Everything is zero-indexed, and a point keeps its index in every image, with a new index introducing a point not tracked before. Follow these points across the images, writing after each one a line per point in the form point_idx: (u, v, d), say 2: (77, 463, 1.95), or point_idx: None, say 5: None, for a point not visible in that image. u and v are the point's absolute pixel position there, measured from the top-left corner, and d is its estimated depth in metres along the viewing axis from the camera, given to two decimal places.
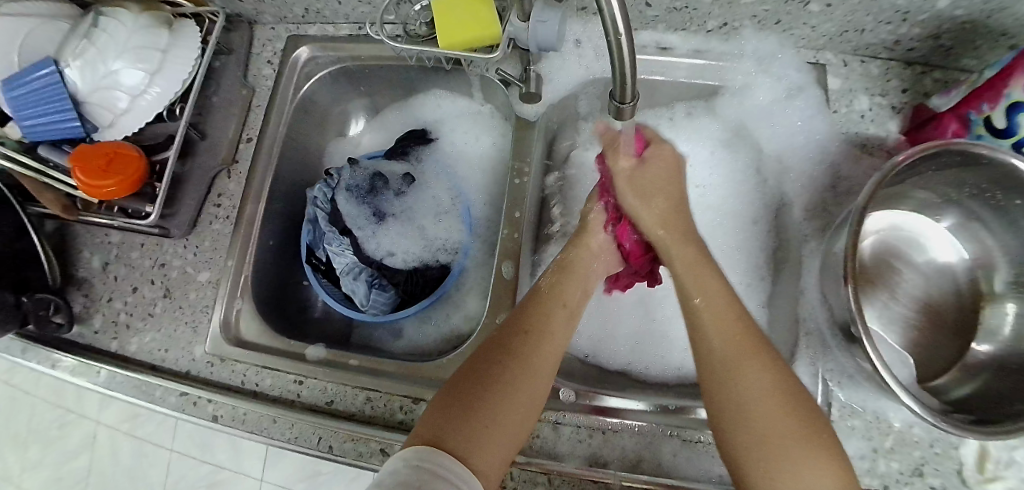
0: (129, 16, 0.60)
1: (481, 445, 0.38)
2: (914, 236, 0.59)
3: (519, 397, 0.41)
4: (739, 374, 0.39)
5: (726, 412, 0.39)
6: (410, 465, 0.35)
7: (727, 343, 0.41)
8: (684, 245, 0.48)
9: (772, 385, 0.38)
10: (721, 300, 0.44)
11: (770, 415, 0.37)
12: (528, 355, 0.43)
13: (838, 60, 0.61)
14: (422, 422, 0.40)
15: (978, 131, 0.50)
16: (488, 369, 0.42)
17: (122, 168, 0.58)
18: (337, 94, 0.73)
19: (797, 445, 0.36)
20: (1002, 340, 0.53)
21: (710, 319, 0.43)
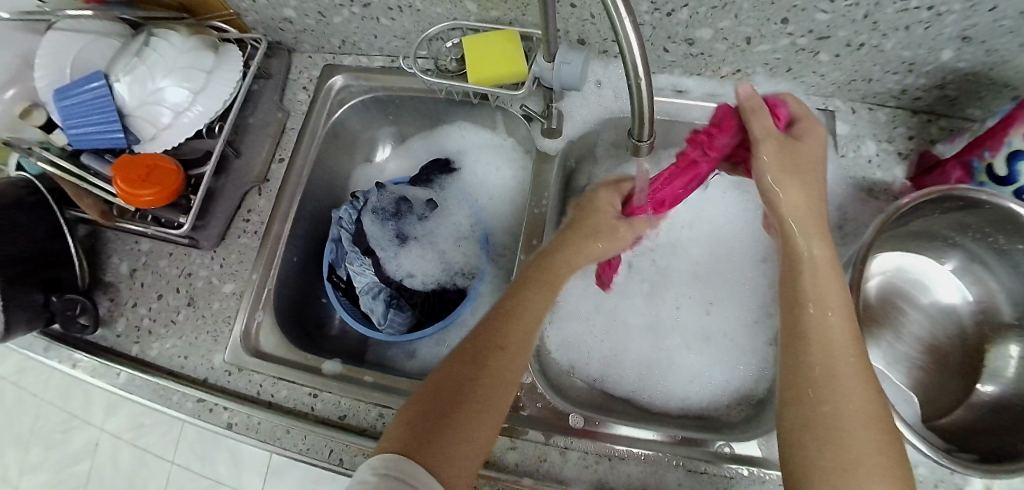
0: (178, 38, 0.64)
1: (451, 454, 0.40)
2: (919, 278, 0.61)
3: (488, 407, 0.43)
4: (841, 391, 0.39)
5: (815, 424, 0.38)
6: (377, 472, 0.37)
7: (830, 358, 0.40)
8: (823, 245, 0.45)
9: (871, 414, 0.38)
10: (842, 314, 0.42)
11: (863, 440, 0.37)
12: (497, 363, 0.45)
13: (847, 107, 0.64)
14: (395, 428, 0.42)
15: (981, 178, 0.52)
16: (462, 378, 0.44)
17: (161, 179, 0.61)
18: (367, 120, 0.77)
19: (880, 476, 0.35)
20: (1007, 381, 0.54)
21: (822, 327, 0.41)
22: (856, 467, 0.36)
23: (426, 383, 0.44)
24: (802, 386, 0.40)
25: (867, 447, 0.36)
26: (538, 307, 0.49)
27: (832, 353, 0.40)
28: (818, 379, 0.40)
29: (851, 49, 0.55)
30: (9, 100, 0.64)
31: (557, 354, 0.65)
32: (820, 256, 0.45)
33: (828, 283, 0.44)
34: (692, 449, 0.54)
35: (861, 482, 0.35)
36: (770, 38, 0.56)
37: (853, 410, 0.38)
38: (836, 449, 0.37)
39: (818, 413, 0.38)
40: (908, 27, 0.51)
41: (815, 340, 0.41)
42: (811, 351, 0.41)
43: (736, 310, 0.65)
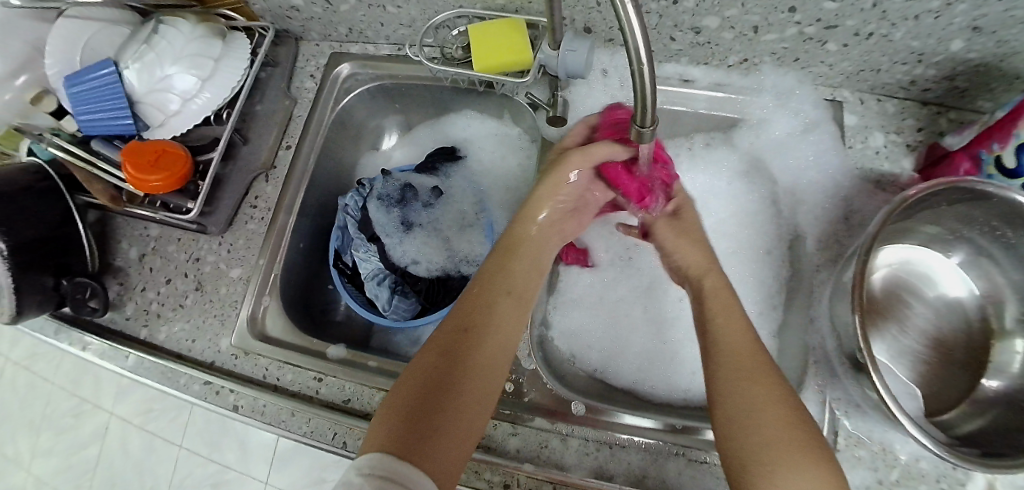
0: (186, 25, 0.64)
1: (439, 446, 0.40)
2: (926, 272, 0.60)
3: (471, 395, 0.44)
4: (743, 382, 0.42)
5: (730, 416, 0.41)
6: (363, 472, 0.36)
7: (736, 357, 0.44)
8: (712, 275, 0.54)
9: (777, 397, 0.41)
10: (737, 320, 0.48)
11: (770, 421, 0.39)
12: (469, 352, 0.47)
13: (855, 98, 0.64)
14: (377, 430, 0.41)
15: (990, 170, 0.52)
16: (441, 372, 0.45)
17: (169, 165, 0.62)
18: (373, 109, 0.78)
19: (798, 453, 0.37)
20: (1012, 375, 0.53)
21: (727, 333, 0.47)
22: (772, 449, 0.38)
23: (400, 382, 0.45)
24: (716, 384, 0.44)
25: (782, 424, 0.39)
26: (502, 291, 0.52)
27: (736, 352, 0.45)
28: (728, 375, 0.43)
29: (860, 38, 0.55)
30: (20, 87, 0.65)
31: (559, 343, 0.66)
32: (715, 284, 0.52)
33: (724, 302, 0.50)
34: (692, 437, 0.54)
35: (777, 461, 0.37)
36: (778, 27, 0.56)
37: (757, 397, 0.41)
38: (751, 433, 0.39)
39: (730, 406, 0.42)
40: (918, 16, 0.50)
41: (720, 346, 0.46)
42: (719, 354, 0.46)
43: None
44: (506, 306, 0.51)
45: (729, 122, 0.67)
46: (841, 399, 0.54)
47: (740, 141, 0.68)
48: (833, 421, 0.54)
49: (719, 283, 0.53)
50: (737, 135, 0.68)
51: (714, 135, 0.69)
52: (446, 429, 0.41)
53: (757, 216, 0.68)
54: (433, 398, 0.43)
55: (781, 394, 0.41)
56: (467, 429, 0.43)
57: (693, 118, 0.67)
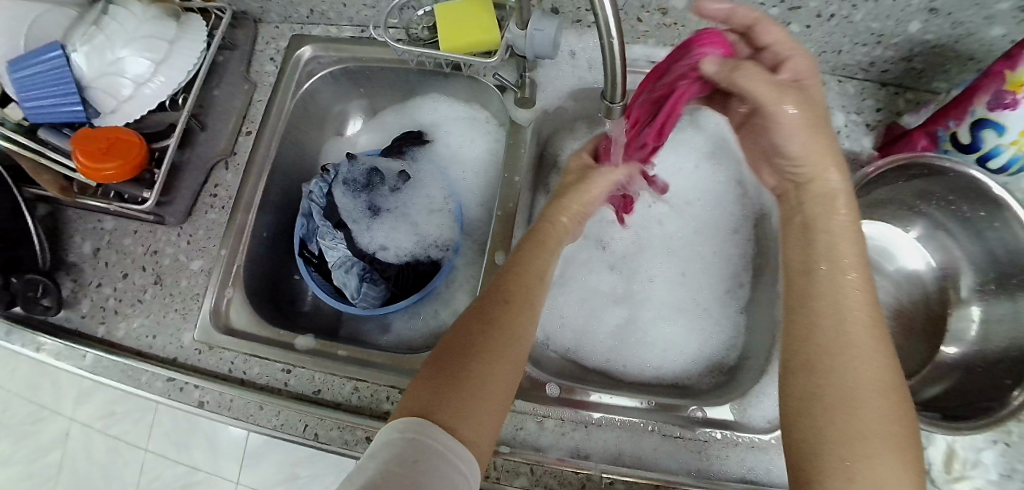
0: (138, 6, 0.61)
1: (474, 415, 0.40)
2: (886, 247, 0.62)
3: (507, 366, 0.43)
4: (845, 360, 0.39)
5: (825, 394, 0.39)
6: (405, 437, 0.37)
7: (842, 329, 0.41)
8: (842, 209, 0.46)
9: (882, 384, 0.38)
10: (860, 280, 0.43)
11: (868, 408, 0.37)
12: (507, 318, 0.46)
13: (817, 79, 0.65)
14: (409, 398, 0.41)
15: (945, 146, 0.53)
16: (475, 339, 0.44)
17: (124, 152, 0.59)
18: (337, 93, 0.75)
19: (886, 448, 0.36)
20: (968, 343, 0.56)
21: (837, 294, 0.42)
22: (866, 441, 0.36)
23: (436, 350, 0.44)
24: (812, 355, 0.41)
25: (880, 416, 0.37)
26: (537, 268, 0.51)
27: (846, 325, 0.41)
28: (827, 347, 0.41)
29: (823, 19, 0.56)
30: None
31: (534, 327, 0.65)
32: (832, 224, 0.46)
33: (845, 251, 0.44)
34: (668, 414, 0.55)
35: (862, 452, 0.36)
36: None
37: (861, 378, 0.39)
38: (845, 418, 0.37)
39: (828, 384, 0.39)
40: None
41: (819, 310, 0.43)
42: (821, 323, 0.42)
43: (709, 281, 0.66)
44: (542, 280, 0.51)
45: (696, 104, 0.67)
46: None
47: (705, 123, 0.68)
48: None
49: (849, 220, 0.46)
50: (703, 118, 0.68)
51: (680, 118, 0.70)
52: (480, 400, 0.41)
53: (725, 197, 0.69)
54: (464, 368, 0.42)
55: (887, 382, 0.39)
56: (503, 399, 0.42)
57: None
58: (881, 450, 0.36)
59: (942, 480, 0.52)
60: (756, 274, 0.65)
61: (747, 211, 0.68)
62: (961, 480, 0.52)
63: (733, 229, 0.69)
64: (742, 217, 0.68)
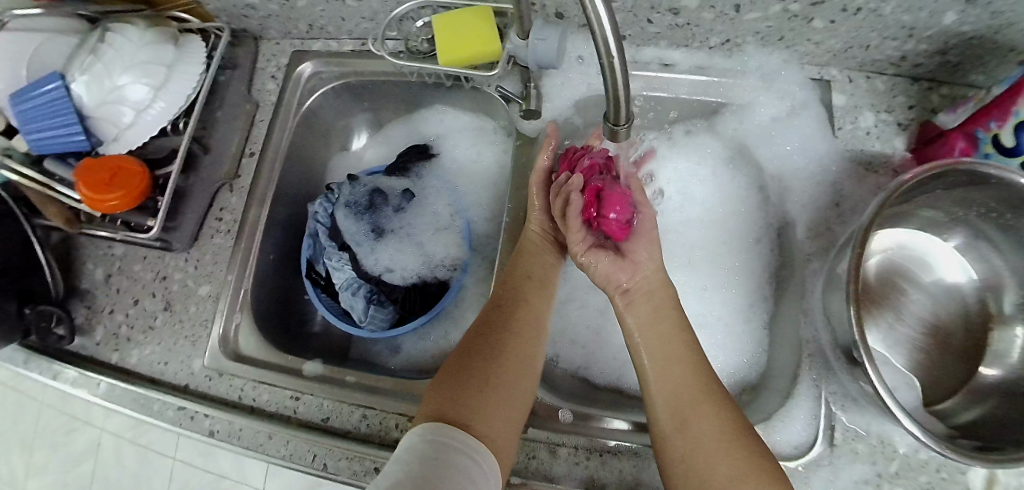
0: (135, 32, 0.60)
1: (491, 413, 0.43)
2: (923, 257, 0.58)
3: (517, 368, 0.47)
4: (691, 418, 0.43)
5: (691, 454, 0.42)
6: (425, 438, 0.38)
7: (680, 394, 0.45)
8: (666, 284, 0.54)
9: (729, 427, 0.42)
10: (680, 336, 0.49)
11: (722, 458, 0.41)
12: (512, 325, 0.50)
13: (843, 77, 0.60)
14: (428, 402, 0.43)
15: (986, 149, 0.49)
16: (484, 346, 0.48)
17: (126, 181, 0.59)
18: (340, 108, 0.74)
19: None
20: (1011, 363, 0.52)
21: (668, 351, 0.48)
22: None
23: (451, 358, 0.47)
24: (667, 424, 0.44)
25: (741, 459, 0.40)
26: (525, 275, 0.55)
27: (682, 384, 0.46)
28: (678, 409, 0.44)
29: (848, 15, 0.51)
30: None
31: (543, 343, 0.63)
32: (643, 322, 0.51)
33: (670, 332, 0.50)
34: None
35: None
36: (761, 4, 0.52)
37: (711, 433, 0.42)
38: (710, 484, 0.40)
39: (688, 452, 0.42)
40: None
41: (651, 377, 0.48)
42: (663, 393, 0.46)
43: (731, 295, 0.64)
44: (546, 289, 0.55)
45: (713, 107, 0.63)
46: (838, 394, 0.53)
47: (722, 128, 0.65)
48: (831, 415, 0.52)
49: (668, 298, 0.52)
50: (720, 122, 0.64)
51: (695, 122, 0.66)
52: (495, 397, 0.44)
53: (747, 204, 0.66)
54: (477, 373, 0.45)
55: (735, 424, 0.43)
56: (516, 401, 0.45)
57: (675, 104, 0.63)
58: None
59: None
60: (780, 286, 0.62)
61: (769, 219, 0.64)
62: None
63: (754, 238, 0.65)
64: (765, 226, 0.64)
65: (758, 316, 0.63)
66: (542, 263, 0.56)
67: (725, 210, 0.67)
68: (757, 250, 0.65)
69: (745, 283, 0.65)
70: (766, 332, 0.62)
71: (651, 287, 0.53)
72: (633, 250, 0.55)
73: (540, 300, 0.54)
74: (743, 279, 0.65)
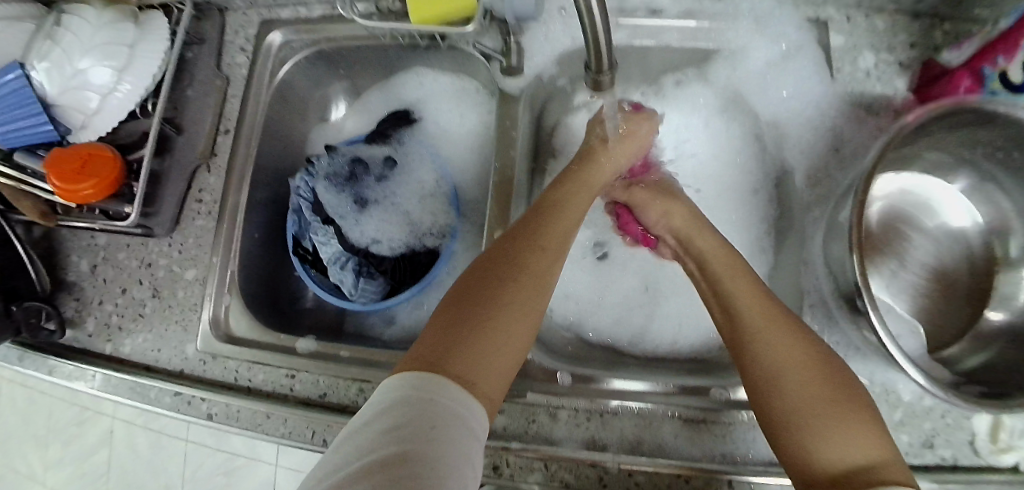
0: (92, 13, 0.58)
1: (488, 366, 0.38)
2: (926, 201, 0.56)
3: (524, 317, 0.41)
4: (769, 342, 0.41)
5: (774, 377, 0.39)
6: (413, 395, 0.33)
7: (760, 320, 0.42)
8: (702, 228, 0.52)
9: (808, 352, 0.40)
10: (738, 266, 0.48)
11: (803, 378, 0.39)
12: (525, 268, 0.44)
13: (840, 14, 0.57)
14: (421, 344, 0.38)
15: (993, 86, 0.47)
16: (491, 284, 0.42)
17: (99, 169, 0.56)
18: (315, 79, 0.70)
19: (848, 416, 0.36)
20: (1017, 305, 0.50)
21: (736, 280, 0.46)
22: (818, 412, 0.37)
23: (449, 295, 0.42)
24: (746, 350, 0.42)
25: (822, 382, 0.38)
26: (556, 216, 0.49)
27: (755, 310, 0.43)
28: (756, 333, 0.42)
29: None
30: None
31: None
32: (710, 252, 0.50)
33: (737, 267, 0.48)
34: (681, 397, 0.53)
35: (828, 425, 0.36)
36: None
37: (792, 354, 0.40)
38: (795, 406, 0.38)
39: (769, 375, 0.40)
40: None
41: (726, 303, 0.45)
42: (737, 319, 0.44)
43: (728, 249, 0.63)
44: (566, 228, 0.49)
45: (703, 55, 0.60)
46: (840, 345, 0.52)
47: (714, 76, 0.62)
48: None
49: (713, 236, 0.51)
50: (712, 71, 0.61)
51: (685, 72, 0.63)
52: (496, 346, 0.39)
53: (743, 155, 0.64)
54: (481, 317, 0.40)
55: (816, 351, 0.40)
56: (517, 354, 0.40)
57: (664, 54, 0.60)
58: (841, 417, 0.36)
59: (988, 452, 0.49)
60: (780, 237, 0.60)
61: (766, 169, 0.62)
62: (1008, 451, 0.48)
63: (751, 190, 0.63)
64: (762, 177, 0.62)
65: (757, 270, 0.62)
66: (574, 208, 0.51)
67: (720, 163, 0.65)
68: (754, 203, 0.63)
69: (744, 237, 0.63)
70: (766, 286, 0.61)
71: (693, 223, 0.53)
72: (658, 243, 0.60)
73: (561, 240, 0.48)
74: (742, 233, 0.63)
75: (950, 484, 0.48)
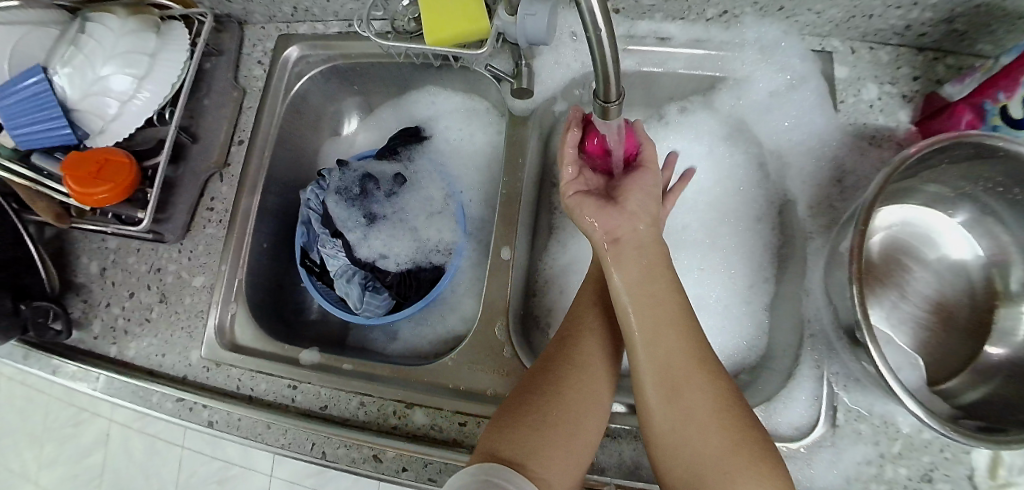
0: (116, 21, 0.59)
1: (543, 452, 0.42)
2: (928, 234, 0.57)
3: (583, 401, 0.45)
4: (686, 386, 0.42)
5: (683, 425, 0.41)
6: (477, 479, 0.38)
7: (673, 362, 0.43)
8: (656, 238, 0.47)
9: (713, 394, 0.42)
10: (664, 283, 0.45)
11: (713, 427, 0.41)
12: (571, 351, 0.48)
13: (846, 48, 0.58)
14: (485, 436, 0.44)
15: (994, 121, 0.48)
16: (549, 377, 0.46)
17: (115, 175, 0.58)
18: (328, 93, 0.72)
19: (753, 460, 0.40)
20: (1017, 341, 0.51)
21: (652, 309, 0.44)
22: (726, 461, 0.40)
23: (513, 391, 0.47)
24: (662, 391, 0.42)
25: (731, 427, 0.41)
26: (600, 301, 0.51)
27: (668, 349, 0.43)
28: (671, 375, 0.42)
29: None
30: None
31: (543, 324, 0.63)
32: (635, 283, 0.45)
33: (664, 294, 0.45)
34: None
35: (737, 471, 0.39)
36: None
37: (702, 401, 0.42)
38: (703, 452, 0.40)
39: (680, 419, 0.41)
40: None
41: (639, 344, 0.44)
42: (650, 356, 0.43)
43: (729, 274, 0.63)
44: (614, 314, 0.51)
45: (710, 82, 0.61)
46: (840, 374, 0.52)
47: (719, 104, 0.63)
48: (832, 396, 0.52)
49: (660, 252, 0.47)
50: (717, 98, 0.63)
51: (691, 99, 0.64)
52: (553, 437, 0.42)
53: (746, 182, 0.64)
54: (534, 408, 0.44)
55: (724, 393, 0.42)
56: (579, 443, 0.43)
57: (670, 79, 0.61)
58: (745, 461, 0.40)
59: (987, 488, 0.49)
60: (780, 265, 0.60)
61: (769, 197, 0.62)
62: (1007, 487, 0.48)
63: (754, 216, 0.64)
64: (766, 203, 0.63)
65: (758, 296, 0.62)
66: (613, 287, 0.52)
67: (725, 188, 0.66)
68: (757, 229, 0.63)
69: (747, 263, 0.63)
70: (767, 311, 0.61)
71: (645, 241, 0.46)
72: (624, 200, 0.48)
73: (612, 324, 0.50)
74: (745, 259, 0.63)
75: None
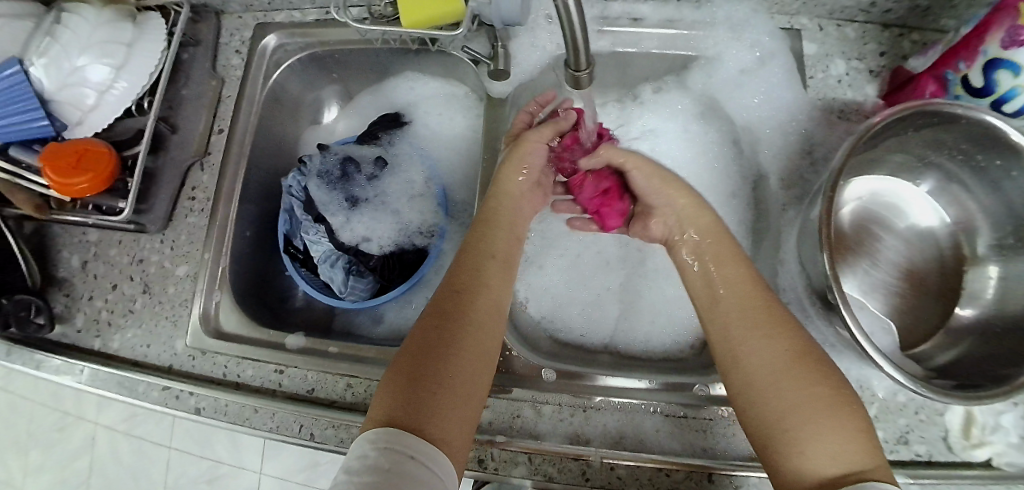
0: (91, 11, 0.60)
1: (439, 413, 0.40)
2: (896, 204, 0.59)
3: (471, 361, 0.44)
4: (753, 340, 0.44)
5: (753, 379, 0.42)
6: (378, 447, 0.36)
7: (744, 319, 0.45)
8: (697, 222, 0.55)
9: (797, 354, 0.42)
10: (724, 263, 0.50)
11: (785, 379, 0.41)
12: (465, 312, 0.46)
13: (814, 25, 0.60)
14: (378, 404, 0.41)
15: (957, 90, 0.49)
16: (442, 336, 0.44)
17: (93, 164, 0.57)
18: (308, 81, 0.72)
19: (833, 414, 0.38)
20: (985, 302, 0.53)
21: (725, 280, 0.49)
22: (799, 411, 0.39)
23: (402, 350, 0.44)
24: (729, 348, 0.45)
25: (804, 378, 0.40)
26: (489, 256, 0.51)
27: (737, 309, 0.46)
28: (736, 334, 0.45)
29: None
30: None
31: (528, 305, 0.64)
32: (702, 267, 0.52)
33: (731, 270, 0.49)
34: (676, 394, 0.54)
35: (816, 425, 0.38)
36: None
37: (780, 356, 0.42)
38: (778, 402, 0.40)
39: (749, 373, 0.42)
40: None
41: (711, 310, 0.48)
42: (721, 317, 0.47)
43: None
44: (501, 273, 0.51)
45: (685, 62, 0.62)
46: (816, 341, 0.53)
47: (693, 84, 0.64)
48: None
49: (713, 232, 0.54)
50: (691, 78, 0.64)
51: (666, 80, 0.66)
52: (448, 397, 0.41)
53: (722, 160, 0.66)
54: (430, 368, 0.42)
55: (815, 358, 0.42)
56: (469, 401, 0.43)
57: (646, 60, 0.62)
58: (826, 414, 0.38)
59: (960, 447, 0.50)
60: (755, 239, 0.62)
61: (745, 173, 0.64)
62: (980, 446, 0.50)
63: (731, 193, 0.65)
64: (741, 180, 0.64)
65: None
66: (499, 244, 0.53)
67: (701, 167, 0.67)
68: (734, 206, 0.65)
69: None
70: None
71: (689, 221, 0.56)
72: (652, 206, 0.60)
73: (500, 280, 0.50)
74: None
75: (925, 479, 0.49)
